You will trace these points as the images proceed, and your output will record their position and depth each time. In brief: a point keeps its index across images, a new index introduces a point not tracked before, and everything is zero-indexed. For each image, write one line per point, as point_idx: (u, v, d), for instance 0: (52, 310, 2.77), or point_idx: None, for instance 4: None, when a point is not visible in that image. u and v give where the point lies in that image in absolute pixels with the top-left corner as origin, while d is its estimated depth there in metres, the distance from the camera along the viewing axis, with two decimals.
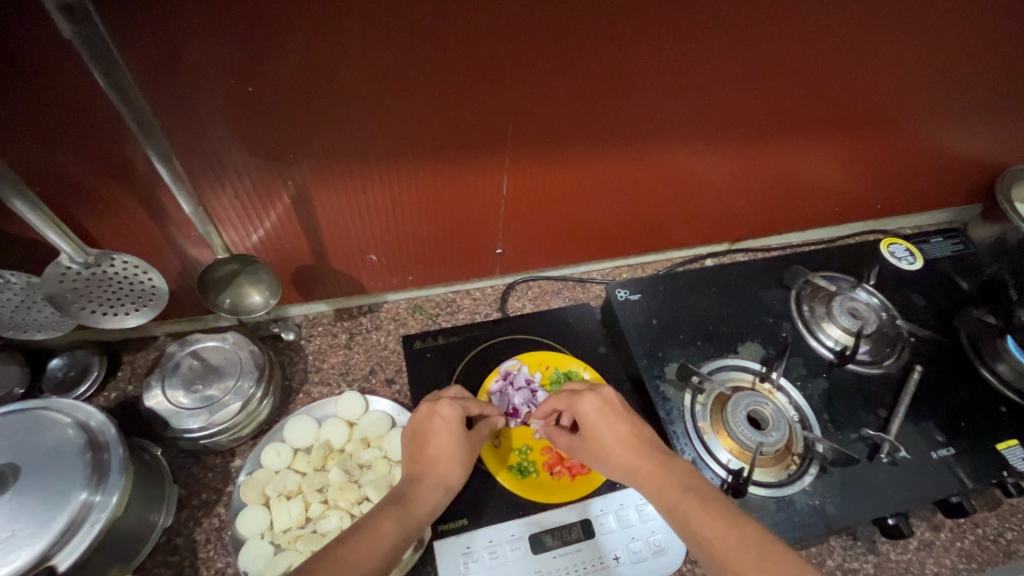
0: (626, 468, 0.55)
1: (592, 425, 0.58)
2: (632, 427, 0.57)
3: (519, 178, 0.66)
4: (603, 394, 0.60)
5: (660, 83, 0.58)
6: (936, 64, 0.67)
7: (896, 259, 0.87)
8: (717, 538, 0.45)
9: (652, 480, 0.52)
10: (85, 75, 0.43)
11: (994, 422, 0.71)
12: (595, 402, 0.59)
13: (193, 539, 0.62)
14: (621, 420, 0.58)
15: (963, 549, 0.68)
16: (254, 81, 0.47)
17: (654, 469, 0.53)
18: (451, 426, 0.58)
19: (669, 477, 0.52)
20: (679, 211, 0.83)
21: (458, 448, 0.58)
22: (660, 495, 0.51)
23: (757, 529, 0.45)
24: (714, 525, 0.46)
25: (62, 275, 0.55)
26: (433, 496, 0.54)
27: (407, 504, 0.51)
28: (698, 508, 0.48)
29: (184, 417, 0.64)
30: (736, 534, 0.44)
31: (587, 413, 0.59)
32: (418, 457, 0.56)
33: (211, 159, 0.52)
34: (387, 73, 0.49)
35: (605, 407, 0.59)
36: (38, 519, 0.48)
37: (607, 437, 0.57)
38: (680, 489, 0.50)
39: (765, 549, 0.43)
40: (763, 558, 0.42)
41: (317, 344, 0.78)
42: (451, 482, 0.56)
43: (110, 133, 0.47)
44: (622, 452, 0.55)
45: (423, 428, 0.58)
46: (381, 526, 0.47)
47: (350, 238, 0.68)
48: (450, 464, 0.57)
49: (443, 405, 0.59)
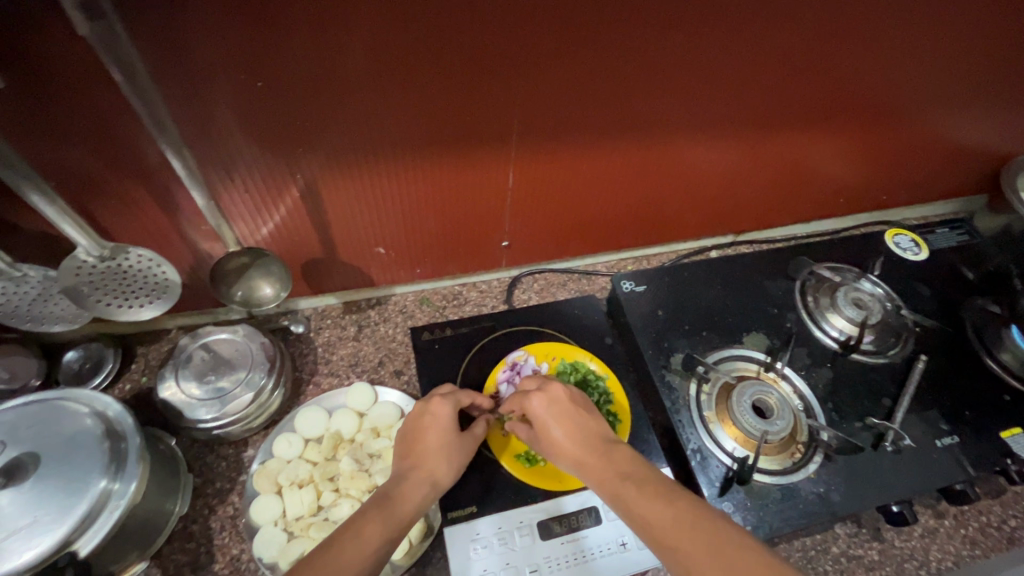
0: (575, 463, 0.55)
1: (541, 422, 0.59)
2: (581, 423, 0.58)
3: (525, 170, 0.67)
4: (550, 392, 0.61)
5: (665, 76, 0.59)
6: (941, 55, 0.67)
7: (901, 250, 0.87)
8: (655, 519, 0.46)
9: (594, 474, 0.53)
10: (100, 72, 0.44)
11: (998, 411, 0.72)
12: (543, 401, 0.60)
13: (209, 526, 0.64)
14: (570, 416, 0.59)
15: (966, 536, 0.69)
16: (265, 77, 0.47)
17: (598, 463, 0.54)
18: (442, 422, 0.60)
19: (611, 469, 0.53)
20: (683, 204, 0.83)
21: (449, 445, 0.58)
22: (603, 485, 0.52)
23: (690, 504, 0.46)
24: (652, 506, 0.47)
25: (78, 268, 0.56)
26: (419, 492, 0.53)
27: (393, 503, 0.51)
28: (635, 493, 0.49)
29: (196, 407, 0.65)
30: (671, 512, 0.46)
31: (536, 411, 0.59)
32: (408, 452, 0.57)
33: (223, 154, 0.53)
34: (398, 68, 0.50)
35: (553, 404, 0.59)
36: (58, 506, 0.49)
37: (557, 433, 0.57)
38: (620, 478, 0.51)
39: (699, 522, 0.44)
40: (696, 533, 0.44)
41: (326, 336, 0.79)
42: (440, 478, 0.56)
43: (124, 129, 0.48)
44: (571, 448, 0.56)
45: (416, 424, 0.59)
46: (364, 530, 0.47)
47: (358, 231, 0.69)
48: (440, 460, 0.57)
49: (434, 403, 0.61)
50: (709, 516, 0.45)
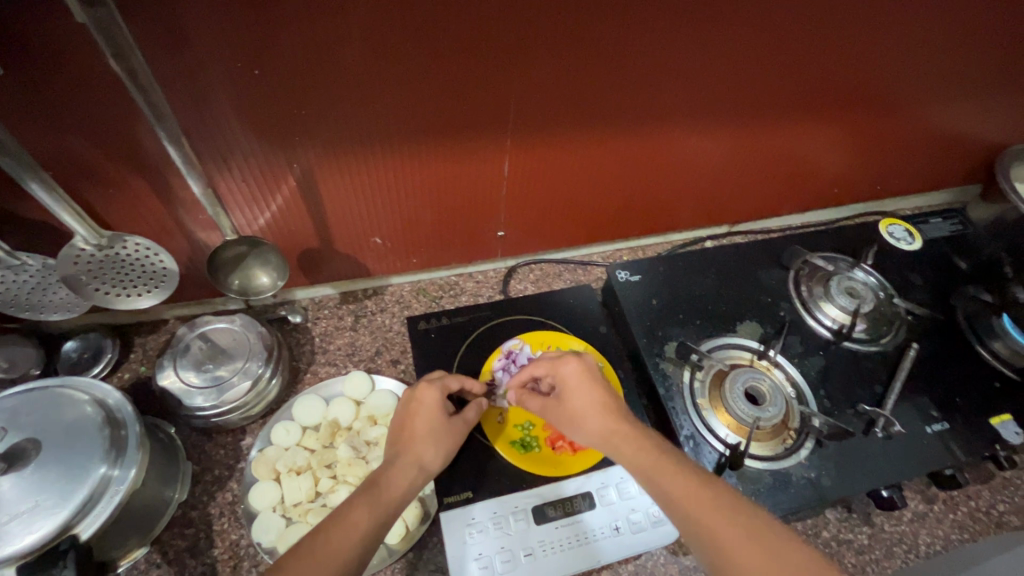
0: (601, 431, 0.57)
1: (571, 388, 0.61)
2: (608, 395, 0.60)
3: (520, 160, 0.67)
4: (585, 360, 0.62)
5: (660, 67, 0.59)
6: (936, 45, 0.67)
7: (895, 239, 0.88)
8: (691, 498, 0.48)
9: (622, 442, 0.55)
10: (95, 61, 0.44)
11: (988, 397, 0.73)
12: (577, 367, 0.62)
13: (208, 513, 0.65)
14: (597, 386, 0.60)
15: (955, 521, 0.70)
16: (260, 65, 0.48)
17: (628, 434, 0.56)
18: (431, 407, 0.60)
19: (641, 442, 0.55)
20: (677, 194, 0.84)
21: (436, 430, 0.59)
22: (633, 457, 0.54)
23: (725, 491, 0.49)
24: (689, 486, 0.49)
25: (77, 258, 0.57)
26: (406, 477, 0.54)
27: (379, 490, 0.52)
28: (673, 469, 0.51)
29: (194, 395, 0.65)
30: (710, 494, 0.49)
31: (567, 376, 0.61)
32: (397, 439, 0.58)
33: (218, 143, 0.54)
34: (393, 56, 0.50)
35: (585, 371, 0.61)
36: (60, 491, 0.50)
37: (584, 402, 0.59)
38: (657, 452, 0.53)
39: (735, 508, 0.48)
40: (733, 518, 0.47)
41: (323, 326, 0.80)
42: (427, 463, 0.57)
43: (119, 117, 0.49)
44: (597, 417, 0.58)
45: (405, 411, 0.60)
46: (351, 516, 0.49)
47: (354, 220, 0.69)
48: (427, 445, 0.58)
49: (422, 389, 0.61)
50: (745, 505, 0.48)
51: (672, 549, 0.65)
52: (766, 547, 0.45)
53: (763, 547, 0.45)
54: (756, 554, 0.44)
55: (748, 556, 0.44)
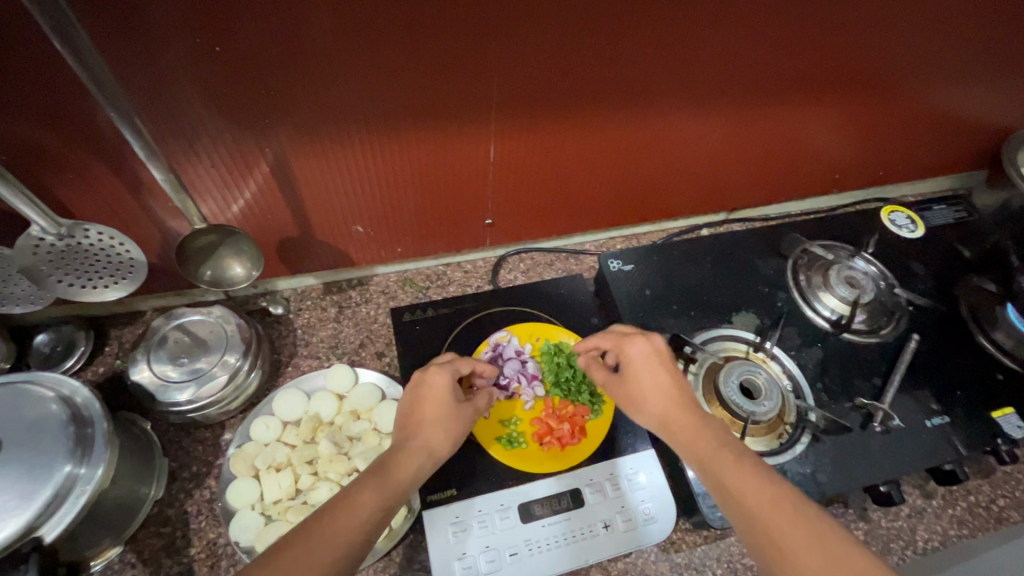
0: (661, 418, 0.55)
1: (636, 368, 0.58)
2: (674, 379, 0.57)
3: (507, 144, 0.64)
4: (654, 341, 0.60)
5: (652, 45, 0.56)
6: (944, 23, 0.64)
7: (896, 227, 0.85)
8: (752, 495, 0.45)
9: (683, 433, 0.52)
10: (38, 38, 0.41)
11: (990, 391, 0.71)
12: (643, 347, 0.59)
13: (185, 510, 0.63)
14: (666, 369, 0.57)
15: (954, 516, 0.69)
16: (222, 42, 0.44)
17: (690, 423, 0.53)
18: (440, 391, 0.57)
19: (703, 434, 0.51)
20: (672, 179, 0.81)
21: (447, 415, 0.56)
22: (694, 447, 0.51)
23: (789, 491, 0.45)
24: (752, 482, 0.46)
25: (35, 247, 0.54)
26: (414, 462, 0.51)
27: (386, 472, 0.49)
28: (732, 461, 0.48)
29: (171, 390, 0.63)
30: (776, 493, 0.45)
31: (634, 355, 0.59)
32: (407, 423, 0.55)
33: (183, 126, 0.51)
34: (361, 28, 0.46)
35: (654, 353, 0.59)
36: (21, 492, 0.48)
37: (645, 384, 0.57)
38: (718, 445, 0.50)
39: (798, 509, 0.44)
40: (799, 520, 0.43)
41: (305, 318, 0.78)
42: (437, 449, 0.53)
43: (71, 99, 0.46)
44: (659, 400, 0.55)
45: (413, 394, 0.57)
46: (358, 498, 0.45)
47: (333, 206, 0.66)
48: (438, 430, 0.54)
49: (431, 372, 0.58)
50: (811, 510, 0.44)
51: (662, 546, 0.63)
52: (835, 557, 0.40)
53: (830, 555, 0.40)
54: (823, 560, 0.40)
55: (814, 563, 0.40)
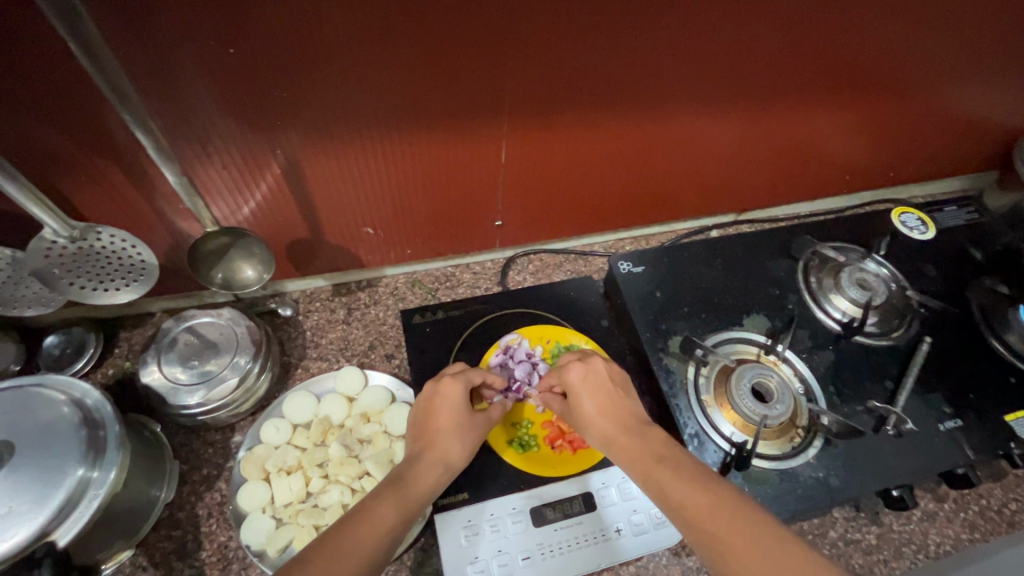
0: (604, 439, 0.56)
1: (577, 393, 0.59)
2: (616, 398, 0.58)
3: (518, 145, 0.64)
4: (590, 364, 0.61)
5: (666, 45, 0.55)
6: (959, 23, 0.64)
7: (907, 229, 0.84)
8: (691, 505, 0.46)
9: (625, 452, 0.54)
10: (53, 39, 0.40)
11: (1003, 394, 0.70)
12: (581, 370, 0.60)
13: (196, 513, 0.63)
14: (604, 391, 0.59)
15: (966, 520, 0.68)
16: (236, 43, 0.44)
17: (631, 441, 0.54)
18: (454, 402, 0.58)
19: (643, 448, 0.53)
20: (682, 181, 0.81)
21: (461, 425, 0.57)
22: (636, 466, 0.52)
23: (735, 497, 0.46)
24: (691, 491, 0.47)
25: (47, 250, 0.54)
26: (432, 474, 0.53)
27: (405, 485, 0.50)
28: (681, 476, 0.48)
29: (181, 392, 0.63)
30: (715, 498, 0.45)
31: (572, 381, 0.60)
32: (420, 434, 0.56)
33: (195, 129, 0.50)
34: (375, 29, 0.46)
35: (589, 375, 0.60)
36: (35, 495, 0.48)
37: (589, 407, 0.58)
38: (654, 461, 0.51)
39: (741, 513, 0.44)
40: (737, 523, 0.43)
41: (315, 319, 0.77)
42: (453, 460, 0.55)
43: (83, 101, 0.45)
44: (600, 421, 0.57)
45: (425, 406, 0.58)
46: (378, 510, 0.47)
47: (343, 208, 0.66)
48: (452, 441, 0.56)
49: (445, 384, 0.59)
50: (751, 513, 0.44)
51: (674, 550, 0.63)
52: (777, 556, 0.41)
53: (770, 554, 0.41)
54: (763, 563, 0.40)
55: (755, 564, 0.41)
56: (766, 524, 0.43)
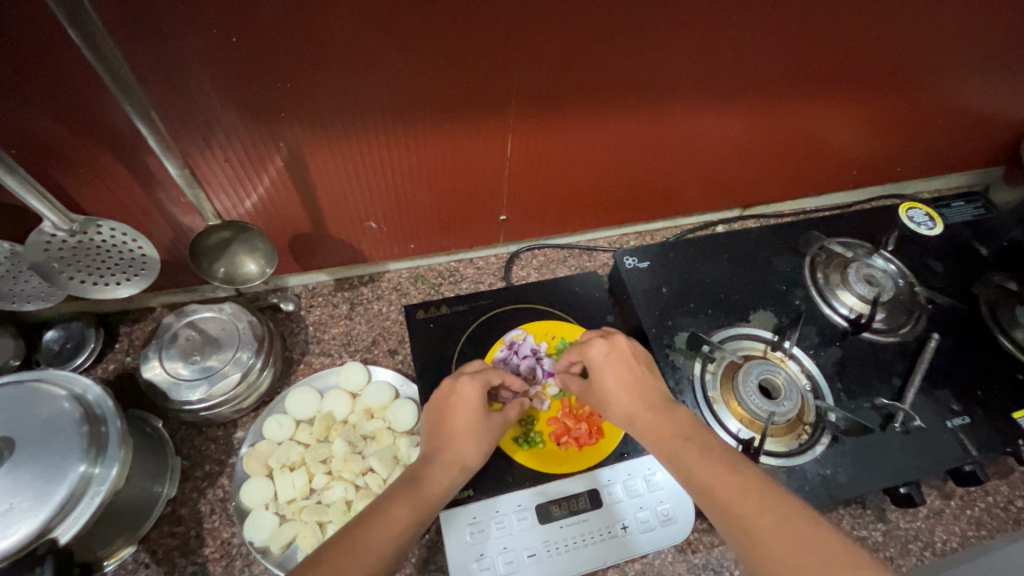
0: (628, 416, 0.55)
1: (599, 370, 0.58)
2: (639, 376, 0.58)
3: (523, 139, 0.63)
4: (613, 341, 0.60)
5: (677, 37, 0.54)
6: (973, 16, 0.63)
7: (915, 224, 0.83)
8: (719, 485, 0.45)
9: (650, 430, 0.53)
10: (52, 27, 0.39)
11: (1011, 391, 0.70)
12: (604, 348, 0.59)
13: (199, 510, 0.62)
14: (627, 368, 0.58)
15: (972, 517, 0.68)
16: (240, 33, 0.43)
17: (655, 420, 0.53)
18: (470, 402, 0.57)
19: (668, 428, 0.52)
20: (688, 176, 0.80)
21: (478, 425, 0.56)
22: (660, 445, 0.52)
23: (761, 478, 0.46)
24: (721, 472, 0.46)
25: (46, 244, 0.53)
26: (446, 475, 0.52)
27: (419, 487, 0.50)
28: (699, 455, 0.49)
29: (183, 388, 0.62)
30: (748, 482, 0.45)
31: (595, 358, 0.59)
32: (436, 433, 0.56)
33: (198, 120, 0.49)
34: (381, 21, 0.45)
35: (612, 352, 0.59)
36: (36, 492, 0.47)
37: (612, 385, 0.57)
38: (682, 439, 0.51)
39: (768, 493, 0.44)
40: (766, 503, 0.43)
41: (317, 315, 0.77)
42: (468, 461, 0.54)
43: (83, 92, 0.44)
44: (623, 398, 0.56)
45: (441, 403, 0.57)
46: (392, 512, 0.47)
47: (346, 202, 0.65)
48: (469, 441, 0.55)
49: (462, 382, 0.58)
50: (777, 492, 0.44)
51: (680, 547, 0.62)
52: (805, 535, 0.41)
53: (801, 535, 0.41)
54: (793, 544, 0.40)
55: (783, 548, 0.40)
56: (792, 505, 0.43)
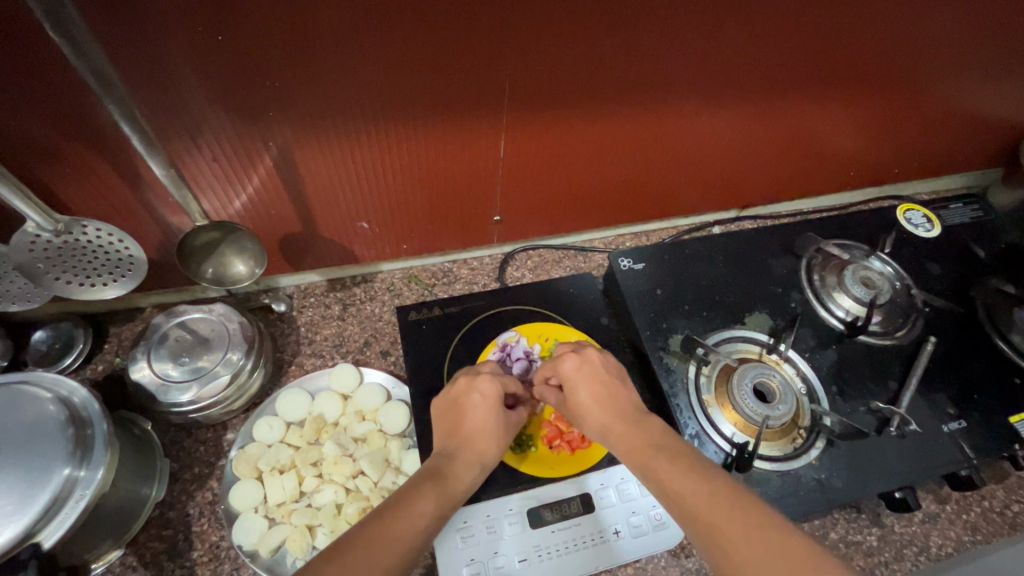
0: (600, 429, 0.55)
1: (572, 384, 0.58)
2: (612, 389, 0.58)
3: (517, 139, 0.62)
4: (583, 354, 0.60)
5: (672, 36, 0.54)
6: (971, 17, 0.62)
7: (912, 226, 0.83)
8: (690, 496, 0.45)
9: (623, 440, 0.53)
10: (30, 25, 0.39)
11: (1008, 395, 0.69)
12: (575, 361, 0.60)
13: (187, 513, 0.61)
14: (599, 380, 0.58)
15: (968, 522, 0.68)
16: (225, 31, 0.42)
17: (628, 429, 0.53)
18: (490, 401, 0.58)
19: (641, 438, 0.52)
20: (684, 176, 0.79)
21: (497, 425, 0.57)
22: (632, 454, 0.51)
23: (737, 488, 0.45)
24: (704, 480, 0.46)
25: (31, 243, 0.52)
26: (469, 473, 0.53)
27: (445, 480, 0.51)
28: (692, 463, 0.48)
29: (171, 390, 0.61)
30: (723, 489, 0.45)
31: (566, 372, 0.59)
32: (453, 431, 0.56)
33: (184, 120, 0.49)
34: (371, 19, 0.44)
35: (584, 365, 0.59)
36: (20, 496, 0.46)
37: (584, 398, 0.57)
38: (652, 449, 0.50)
39: (737, 500, 0.43)
40: (735, 512, 0.42)
41: (309, 315, 0.76)
42: (487, 459, 0.55)
43: (65, 91, 0.44)
44: (597, 409, 0.56)
45: (458, 402, 0.58)
46: (418, 503, 0.47)
47: (338, 202, 0.65)
48: (489, 441, 0.56)
49: (481, 380, 0.58)
50: (747, 499, 0.44)
51: (673, 552, 0.62)
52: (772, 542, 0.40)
53: (772, 543, 0.40)
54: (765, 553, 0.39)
55: (753, 557, 0.39)
56: (767, 512, 0.42)
